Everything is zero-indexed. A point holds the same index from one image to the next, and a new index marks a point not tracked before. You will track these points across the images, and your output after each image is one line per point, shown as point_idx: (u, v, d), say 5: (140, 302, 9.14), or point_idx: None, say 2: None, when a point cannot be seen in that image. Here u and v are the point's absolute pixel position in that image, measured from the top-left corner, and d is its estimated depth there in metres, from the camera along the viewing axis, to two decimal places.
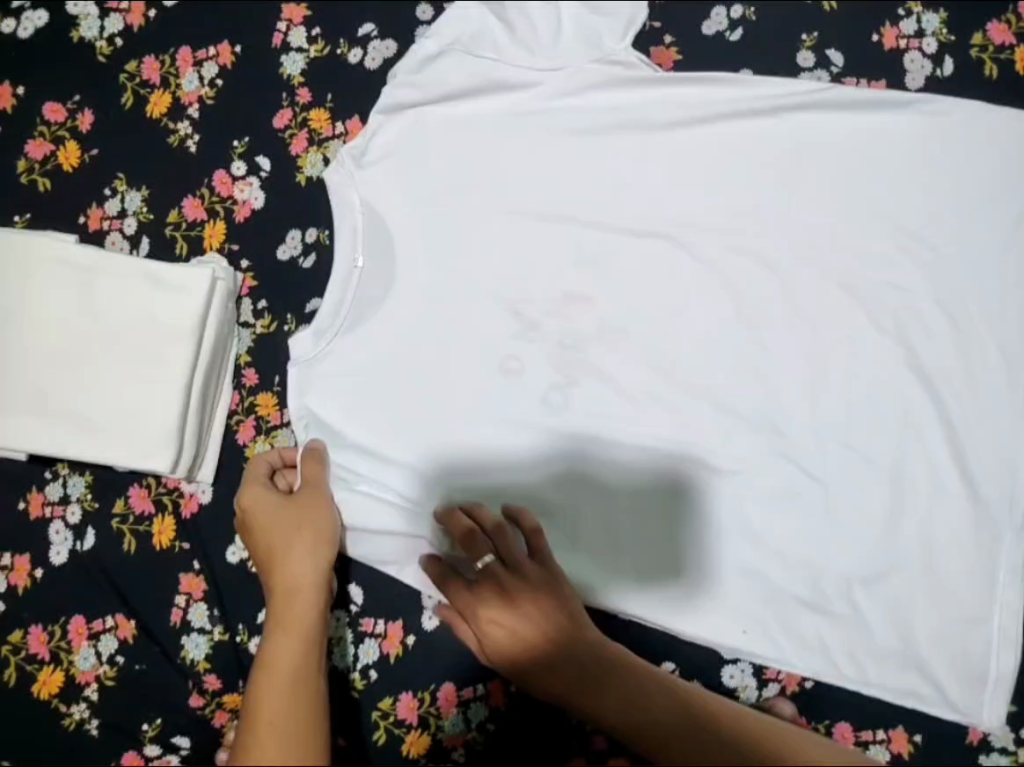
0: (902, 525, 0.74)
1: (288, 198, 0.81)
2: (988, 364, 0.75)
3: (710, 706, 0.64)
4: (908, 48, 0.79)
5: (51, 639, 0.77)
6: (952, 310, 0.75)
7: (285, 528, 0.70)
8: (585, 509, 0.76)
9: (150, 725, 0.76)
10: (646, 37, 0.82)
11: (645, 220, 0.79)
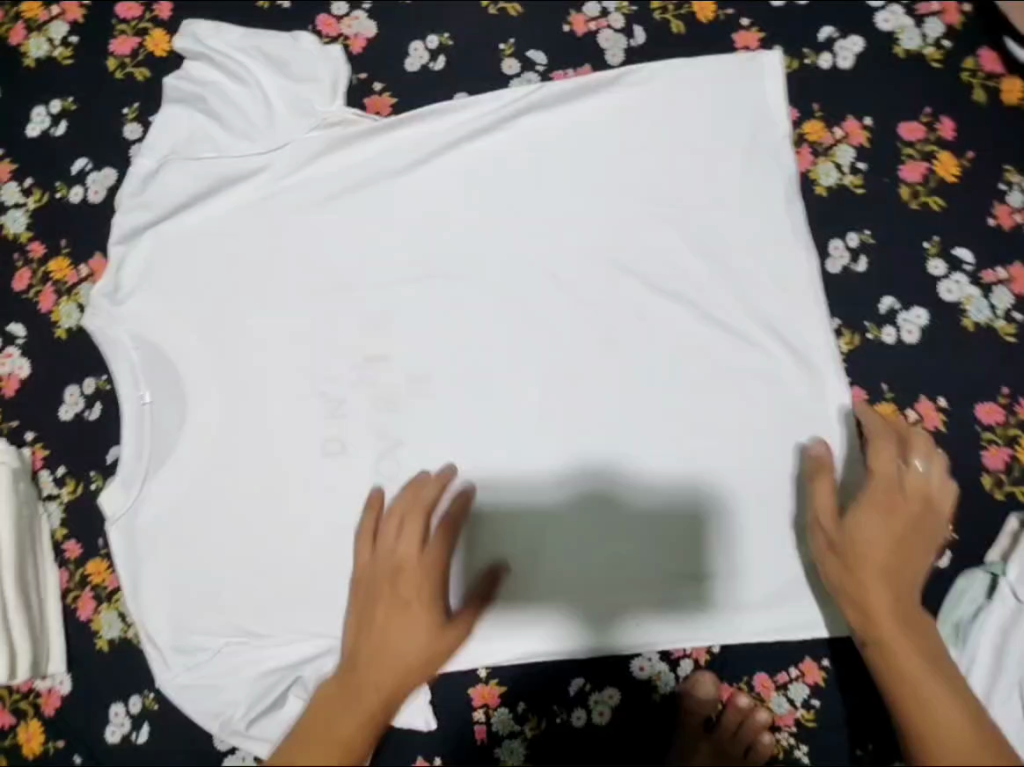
0: (741, 469, 0.76)
1: (54, 358, 0.77)
2: (766, 293, 0.77)
3: (896, 635, 0.65)
4: (599, 28, 0.82)
5: None
6: (717, 254, 0.78)
7: (399, 582, 0.70)
8: (625, 529, 0.76)
9: None
10: (358, 90, 0.83)
11: (414, 264, 0.79)
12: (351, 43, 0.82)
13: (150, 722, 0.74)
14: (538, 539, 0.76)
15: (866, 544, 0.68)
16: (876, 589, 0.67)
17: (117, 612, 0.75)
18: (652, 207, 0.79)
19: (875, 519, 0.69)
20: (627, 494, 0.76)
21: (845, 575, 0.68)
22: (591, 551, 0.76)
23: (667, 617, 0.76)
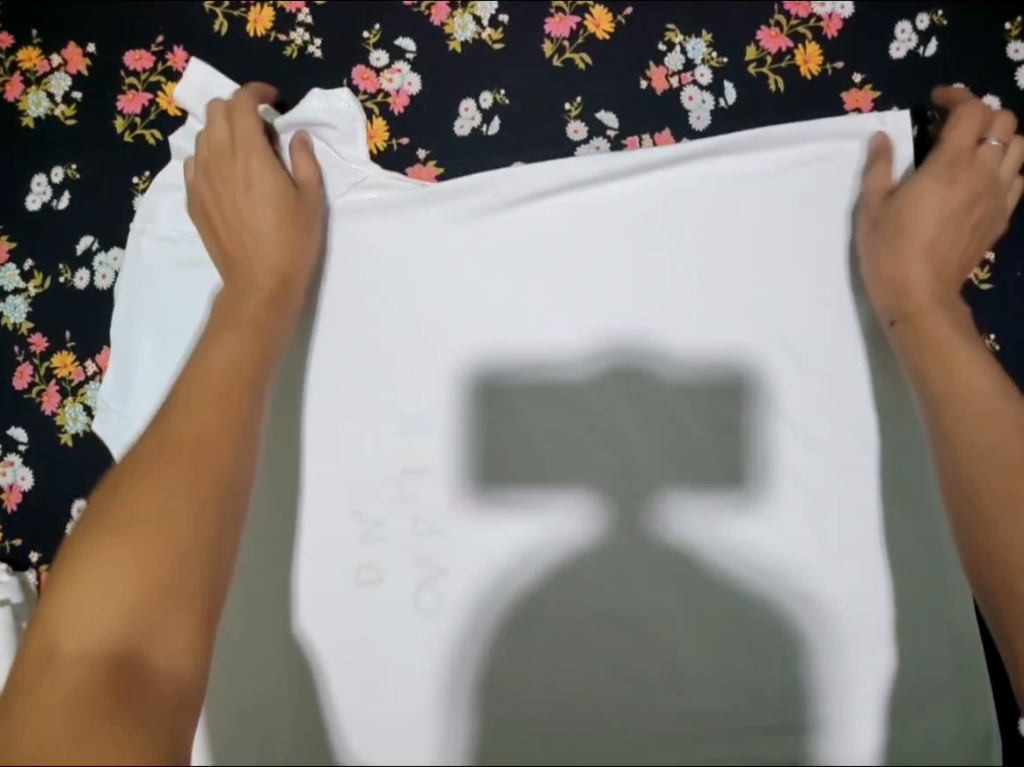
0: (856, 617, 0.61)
1: (59, 467, 0.69)
2: (891, 404, 0.63)
3: (960, 347, 0.57)
4: (682, 85, 0.70)
5: None
6: (834, 354, 0.64)
7: (225, 168, 0.65)
8: (653, 413, 0.65)
9: None
10: (398, 157, 0.71)
11: (463, 360, 0.67)
12: (391, 100, 0.71)
13: None
14: (559, 410, 0.66)
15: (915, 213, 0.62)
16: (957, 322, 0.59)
17: None
18: (745, 298, 0.65)
19: (906, 245, 0.61)
20: (653, 389, 0.65)
21: (892, 241, 0.62)
22: (612, 421, 0.65)
23: (711, 521, 0.63)
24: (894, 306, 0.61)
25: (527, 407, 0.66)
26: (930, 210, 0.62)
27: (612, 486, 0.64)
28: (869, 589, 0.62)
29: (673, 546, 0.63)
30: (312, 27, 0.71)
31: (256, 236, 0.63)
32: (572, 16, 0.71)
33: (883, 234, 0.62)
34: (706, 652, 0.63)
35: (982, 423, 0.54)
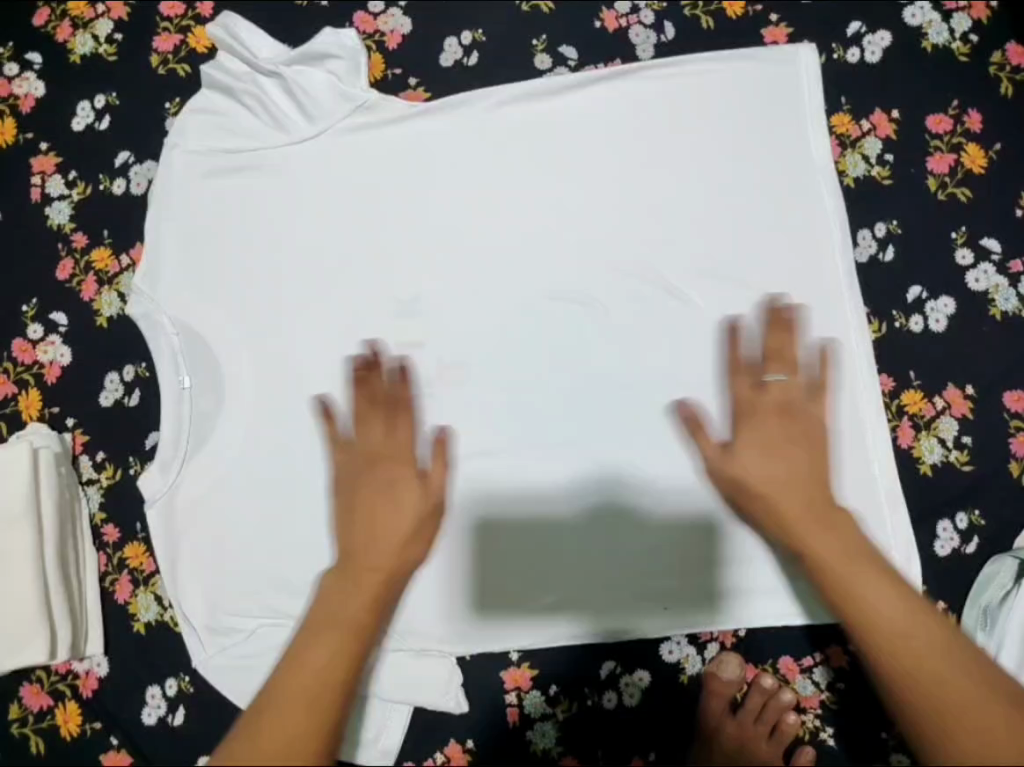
0: None
1: (95, 345, 0.79)
2: (798, 279, 0.78)
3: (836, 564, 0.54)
4: (630, 25, 0.84)
5: (44, 686, 0.75)
6: (752, 239, 0.79)
7: (382, 463, 0.64)
8: (629, 553, 0.75)
9: (176, 681, 0.75)
10: (392, 85, 0.84)
11: (450, 251, 0.81)
12: (387, 39, 0.84)
13: (185, 702, 0.74)
14: (543, 547, 0.76)
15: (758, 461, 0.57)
16: (817, 538, 0.55)
17: (153, 596, 0.76)
18: (679, 198, 0.80)
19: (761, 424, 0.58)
20: (630, 532, 0.75)
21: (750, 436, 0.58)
22: (585, 536, 0.76)
23: (690, 606, 0.75)
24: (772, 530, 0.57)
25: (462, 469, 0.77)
26: (753, 465, 0.57)
27: (598, 616, 0.75)
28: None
29: (652, 613, 0.75)
30: None
31: (405, 462, 0.64)
32: None
33: (755, 428, 0.58)
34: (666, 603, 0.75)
35: (910, 649, 0.51)
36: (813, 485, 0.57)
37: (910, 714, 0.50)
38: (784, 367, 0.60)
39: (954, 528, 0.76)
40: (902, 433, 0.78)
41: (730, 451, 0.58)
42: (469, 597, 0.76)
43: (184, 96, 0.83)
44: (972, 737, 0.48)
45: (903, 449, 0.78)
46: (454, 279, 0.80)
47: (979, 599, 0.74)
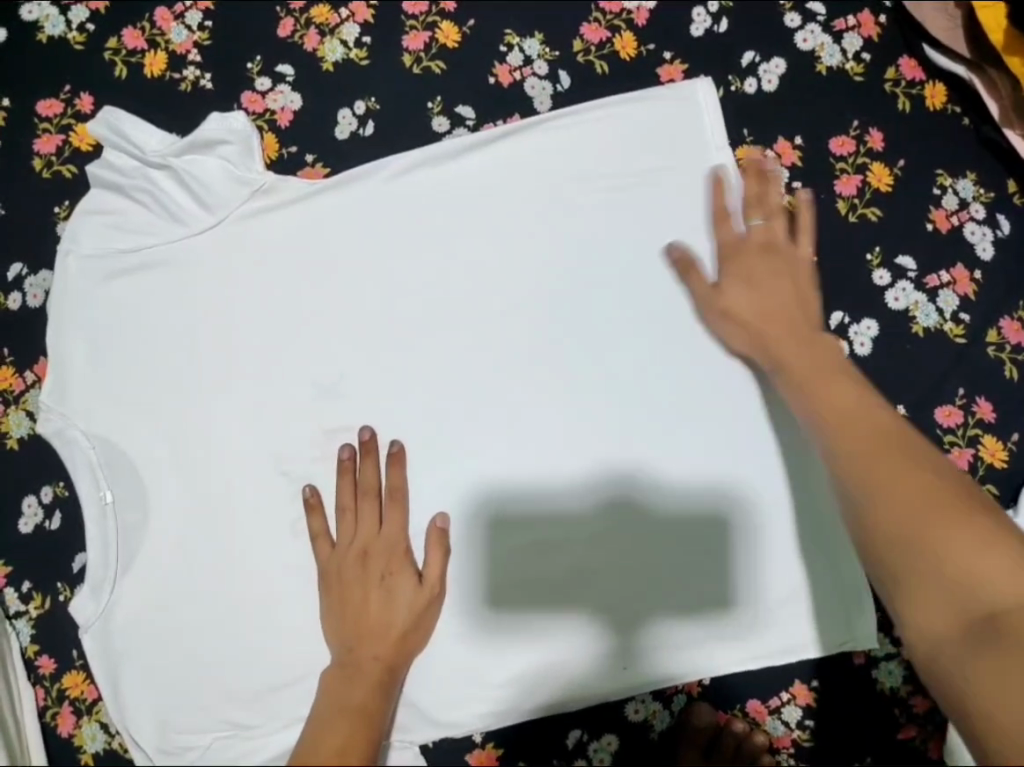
0: (715, 491, 0.75)
1: (8, 469, 0.76)
2: None
3: (837, 431, 0.60)
4: (524, 77, 0.83)
5: None
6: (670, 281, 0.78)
7: (377, 558, 0.73)
8: (637, 598, 0.75)
9: None
10: (289, 163, 0.82)
11: (367, 328, 0.79)
12: (278, 117, 0.82)
13: None
14: (552, 593, 0.75)
15: (740, 296, 0.73)
16: (788, 355, 0.68)
17: (99, 724, 0.73)
18: (595, 249, 0.79)
19: (761, 282, 0.73)
20: (628, 582, 0.75)
21: (747, 278, 0.74)
22: (571, 587, 0.75)
23: (678, 651, 0.75)
24: (750, 344, 0.72)
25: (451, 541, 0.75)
26: (747, 299, 0.73)
27: (609, 669, 0.74)
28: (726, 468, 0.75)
29: (643, 663, 0.74)
30: (202, 64, 0.82)
31: (398, 555, 0.73)
32: (424, 31, 0.83)
33: (736, 272, 0.74)
34: (654, 650, 0.75)
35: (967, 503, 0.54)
36: (795, 299, 0.72)
37: (924, 579, 0.53)
38: (763, 212, 0.76)
39: None
40: None
41: (719, 287, 0.75)
42: (431, 684, 0.74)
43: (73, 198, 0.80)
44: (949, 613, 0.52)
45: None
46: (375, 356, 0.78)
47: None
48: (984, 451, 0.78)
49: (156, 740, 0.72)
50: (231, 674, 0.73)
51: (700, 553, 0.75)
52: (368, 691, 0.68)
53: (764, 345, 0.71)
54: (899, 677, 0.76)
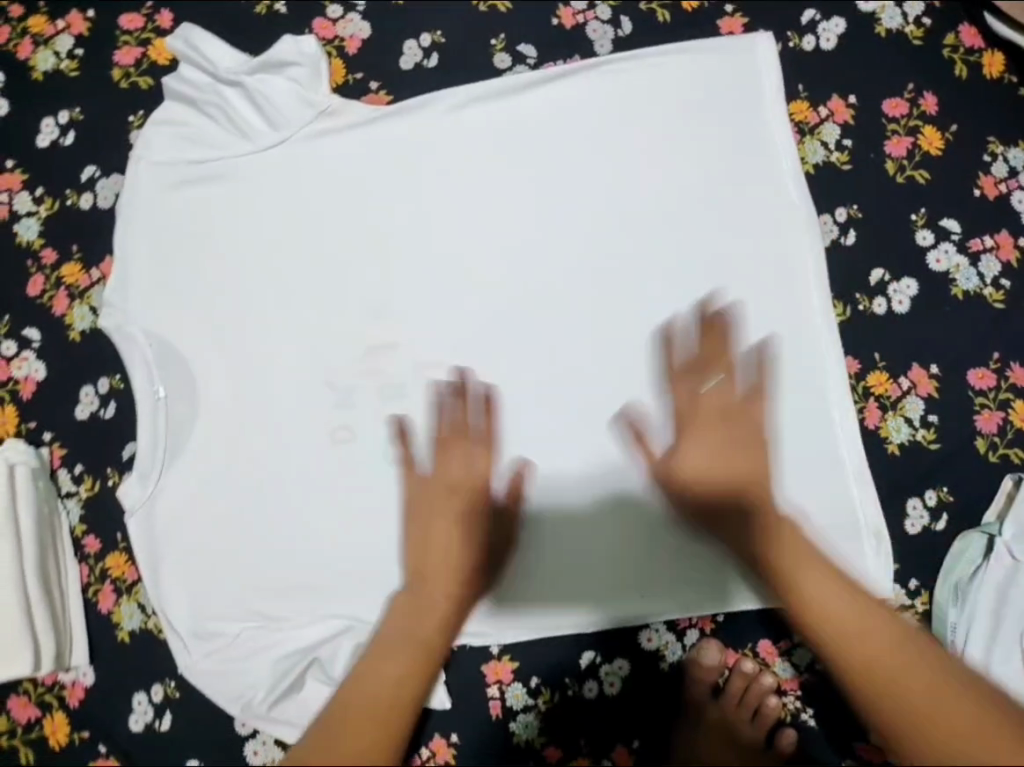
0: None
1: (69, 357, 0.80)
2: (761, 263, 0.79)
3: (822, 591, 0.53)
4: (587, 21, 0.85)
5: (31, 698, 0.76)
6: (713, 226, 0.80)
7: (455, 453, 0.70)
8: (636, 542, 0.76)
9: (164, 686, 0.76)
10: (355, 89, 0.85)
11: (417, 251, 0.81)
12: (346, 44, 0.85)
13: (171, 707, 0.75)
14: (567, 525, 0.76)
15: (688, 464, 0.62)
16: (772, 554, 0.56)
17: (137, 604, 0.77)
18: (644, 191, 0.81)
19: (713, 438, 0.63)
20: (635, 529, 0.76)
21: (694, 430, 0.63)
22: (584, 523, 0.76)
23: (695, 584, 0.76)
24: (700, 521, 0.63)
25: None
26: (707, 461, 0.62)
27: (629, 603, 0.76)
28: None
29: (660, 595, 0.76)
30: None
31: (483, 450, 0.71)
32: None
33: (695, 435, 0.63)
34: (671, 584, 0.76)
35: (860, 625, 0.51)
36: (760, 465, 0.62)
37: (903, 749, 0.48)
38: (722, 370, 0.66)
39: (924, 505, 0.78)
40: (869, 414, 0.79)
41: (677, 451, 0.63)
42: None
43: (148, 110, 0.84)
44: None
45: (870, 430, 0.79)
46: (422, 279, 0.81)
47: (952, 576, 0.75)
48: (1014, 416, 0.78)
49: (190, 624, 0.75)
50: (265, 568, 0.76)
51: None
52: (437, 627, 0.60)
53: (738, 501, 0.60)
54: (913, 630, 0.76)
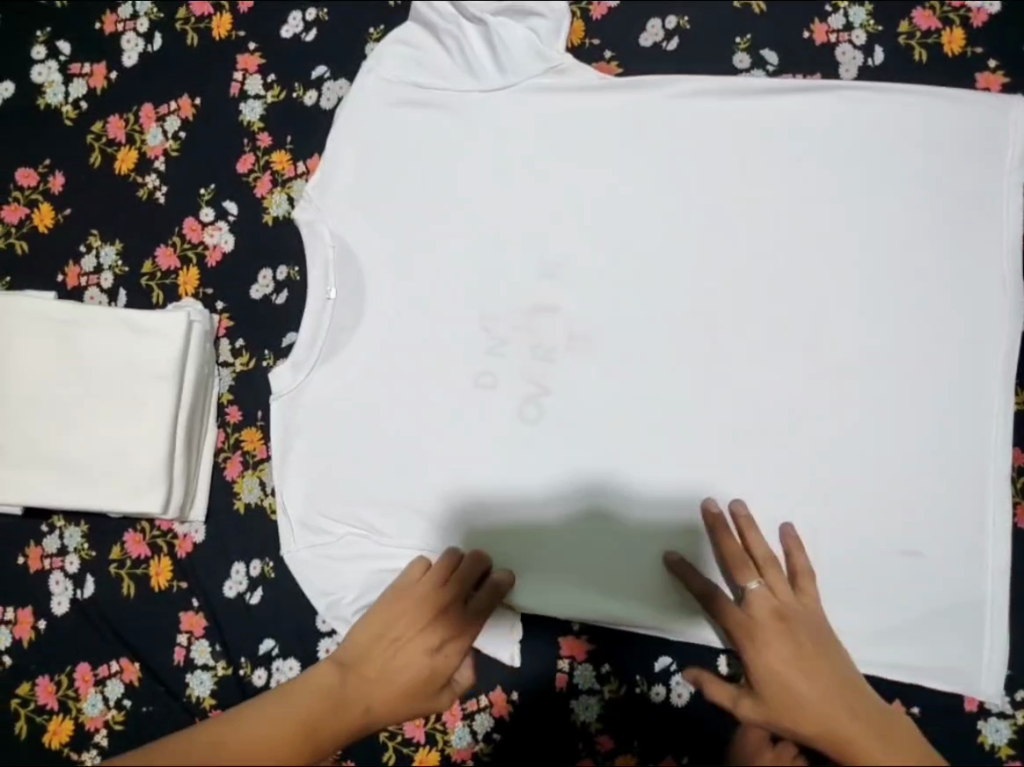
0: (890, 492, 0.74)
1: (258, 239, 0.84)
2: (956, 330, 0.76)
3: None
4: (839, 41, 0.82)
5: (146, 537, 0.81)
6: (914, 278, 0.77)
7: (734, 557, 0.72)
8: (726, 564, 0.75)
9: (263, 564, 0.80)
10: (587, 54, 0.85)
11: (606, 224, 0.81)
12: (592, 8, 0.86)
13: (264, 585, 0.79)
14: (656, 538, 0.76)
15: (767, 650, 0.68)
16: (797, 686, 0.66)
17: (258, 480, 0.81)
18: (852, 224, 0.78)
19: (789, 655, 0.67)
20: (682, 538, 0.76)
21: (767, 640, 0.68)
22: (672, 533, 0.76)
23: None
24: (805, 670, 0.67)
25: (615, 443, 0.78)
26: (777, 661, 0.67)
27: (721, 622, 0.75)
28: (905, 477, 0.74)
29: None
30: None
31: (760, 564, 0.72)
32: None
33: (759, 633, 0.69)
34: None
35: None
36: (808, 657, 0.67)
37: None
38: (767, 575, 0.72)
39: None
40: (1022, 512, 0.76)
41: (753, 636, 0.69)
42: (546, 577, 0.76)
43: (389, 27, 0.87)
44: None
45: (1019, 528, 0.76)
46: (604, 253, 0.81)
47: None
48: None
49: (302, 514, 0.79)
50: (384, 484, 0.79)
51: (848, 547, 0.74)
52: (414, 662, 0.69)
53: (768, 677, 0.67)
54: (1005, 738, 0.74)
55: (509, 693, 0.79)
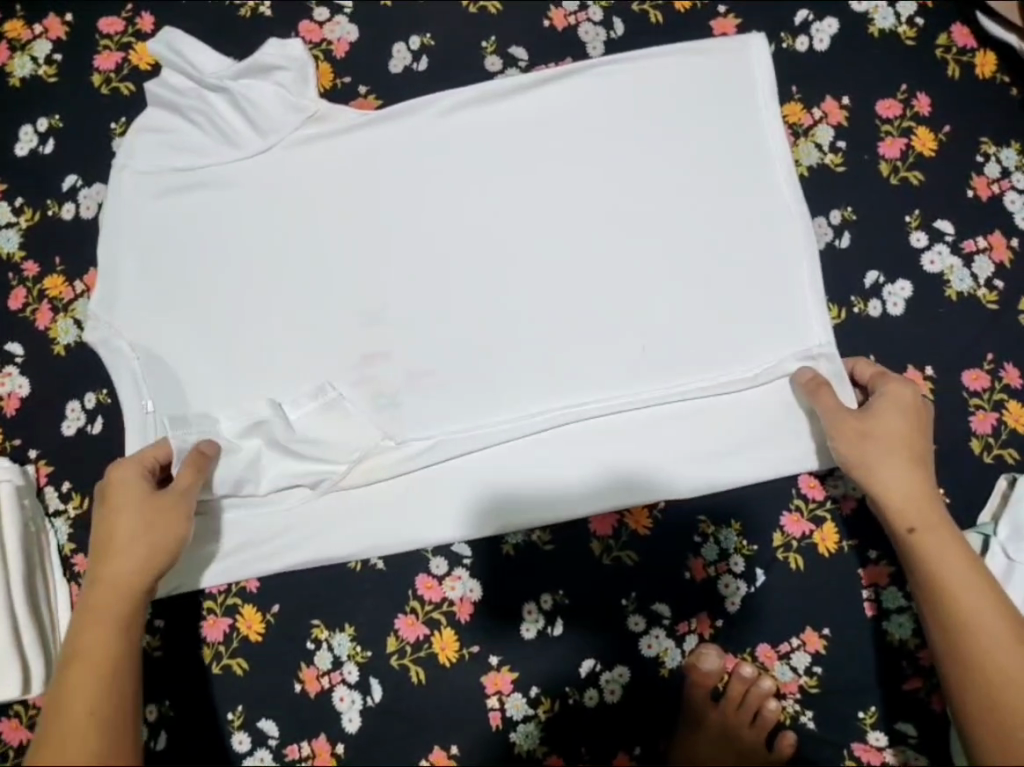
0: (741, 434, 0.76)
1: (54, 372, 0.78)
2: (759, 264, 0.79)
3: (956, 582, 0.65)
4: (579, 22, 0.84)
5: (21, 721, 0.74)
6: (707, 228, 0.79)
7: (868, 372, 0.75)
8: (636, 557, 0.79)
9: (157, 707, 0.76)
10: (342, 94, 0.84)
11: (409, 257, 0.80)
12: (334, 47, 0.84)
13: (166, 729, 0.76)
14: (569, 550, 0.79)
15: (883, 433, 0.71)
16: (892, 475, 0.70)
17: None
18: (638, 193, 0.80)
19: (900, 436, 0.71)
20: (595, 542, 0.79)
21: (855, 437, 0.71)
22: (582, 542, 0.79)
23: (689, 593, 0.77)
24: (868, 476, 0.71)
25: (479, 468, 0.77)
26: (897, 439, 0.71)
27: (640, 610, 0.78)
28: (750, 414, 0.77)
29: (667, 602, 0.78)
30: None
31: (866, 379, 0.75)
32: None
33: (879, 422, 0.72)
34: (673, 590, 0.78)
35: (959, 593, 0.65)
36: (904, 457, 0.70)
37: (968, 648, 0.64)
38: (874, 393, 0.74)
39: None
40: None
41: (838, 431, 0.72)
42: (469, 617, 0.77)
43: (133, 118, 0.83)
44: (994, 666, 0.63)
45: None
46: (415, 285, 0.79)
47: None
48: (1007, 417, 0.78)
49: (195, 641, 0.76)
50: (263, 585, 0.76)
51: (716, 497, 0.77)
52: (149, 555, 0.67)
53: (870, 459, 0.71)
54: (909, 630, 0.77)
55: (449, 747, 0.76)
